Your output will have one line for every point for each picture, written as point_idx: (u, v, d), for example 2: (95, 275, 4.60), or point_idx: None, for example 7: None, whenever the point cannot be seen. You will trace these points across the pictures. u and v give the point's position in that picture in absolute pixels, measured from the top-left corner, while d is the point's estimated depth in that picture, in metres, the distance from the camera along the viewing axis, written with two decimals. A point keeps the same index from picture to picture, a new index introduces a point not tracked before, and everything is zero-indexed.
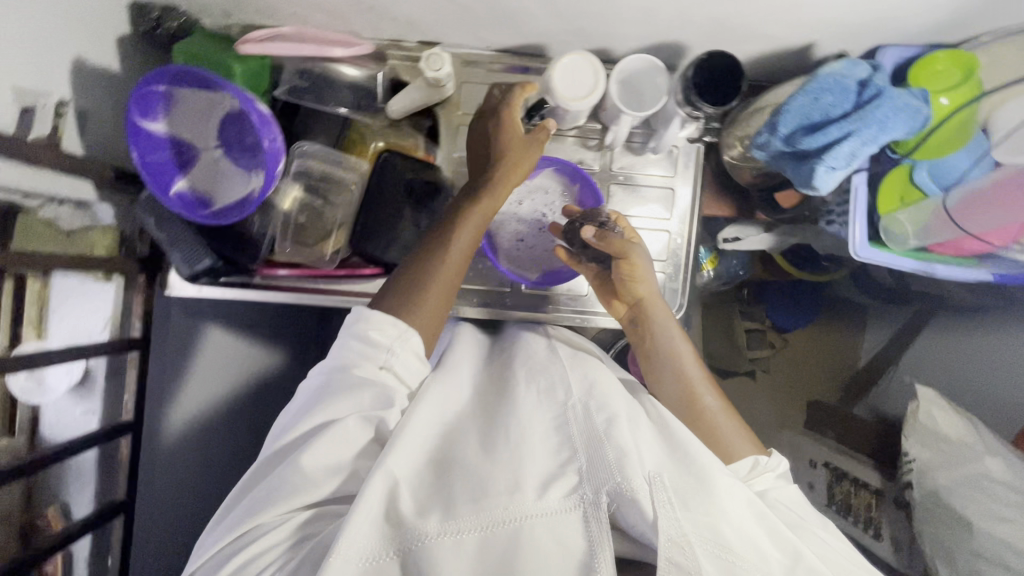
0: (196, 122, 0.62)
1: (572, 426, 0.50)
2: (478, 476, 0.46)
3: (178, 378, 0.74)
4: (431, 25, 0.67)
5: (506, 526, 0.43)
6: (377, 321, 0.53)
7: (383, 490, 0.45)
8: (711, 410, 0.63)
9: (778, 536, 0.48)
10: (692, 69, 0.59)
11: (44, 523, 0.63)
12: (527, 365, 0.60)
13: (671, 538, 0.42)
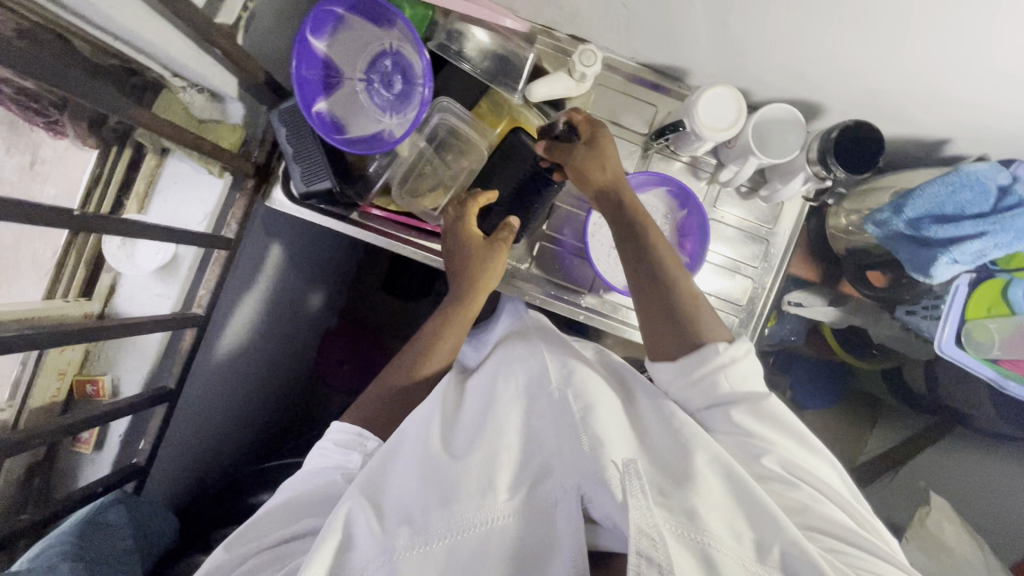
0: (352, 53, 0.65)
1: (550, 421, 0.57)
2: (453, 479, 0.52)
3: (242, 287, 0.76)
4: (591, 23, 0.69)
5: (478, 529, 0.50)
6: (342, 429, 0.62)
7: (346, 512, 0.50)
8: (688, 304, 0.60)
9: (760, 517, 0.47)
10: (838, 131, 0.60)
11: (91, 391, 0.65)
12: (517, 357, 0.65)
13: (642, 528, 0.43)
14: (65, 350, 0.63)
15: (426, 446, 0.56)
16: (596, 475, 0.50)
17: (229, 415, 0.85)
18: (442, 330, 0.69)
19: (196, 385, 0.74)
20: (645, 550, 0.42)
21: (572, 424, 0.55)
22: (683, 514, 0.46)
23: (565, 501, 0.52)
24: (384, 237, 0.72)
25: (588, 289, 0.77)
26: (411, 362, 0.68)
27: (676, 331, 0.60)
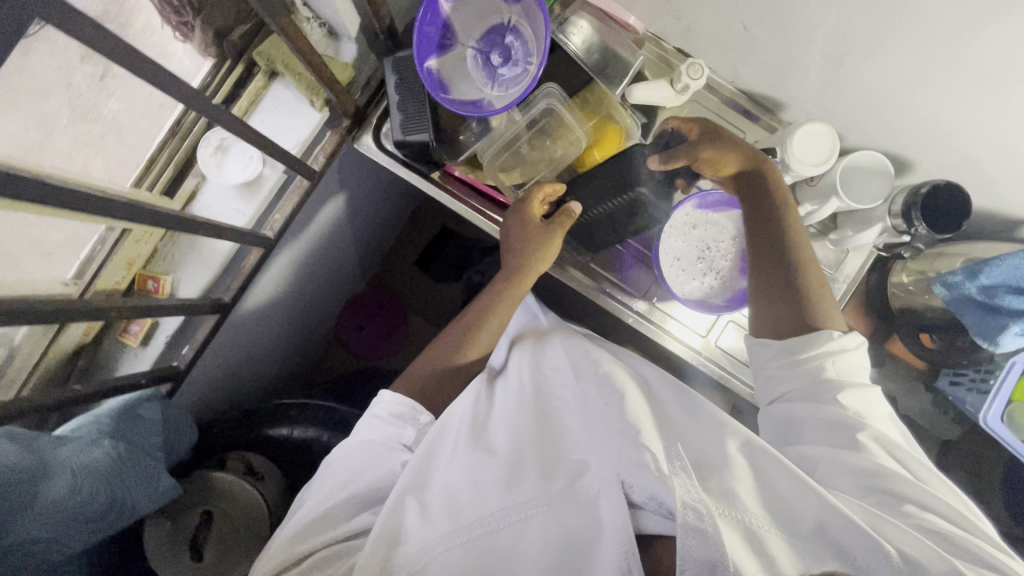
0: (472, 21, 0.66)
1: (584, 422, 0.60)
2: (495, 474, 0.57)
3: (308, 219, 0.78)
4: (702, 41, 0.71)
5: (518, 521, 0.54)
6: (391, 402, 0.63)
7: (397, 505, 0.55)
8: (805, 286, 0.65)
9: (801, 486, 0.47)
10: (929, 188, 0.62)
11: (152, 287, 0.65)
12: (547, 364, 0.70)
13: (687, 502, 0.45)
14: (138, 242, 0.64)
15: (467, 446, 0.61)
16: (632, 458, 0.52)
17: (260, 339, 0.87)
18: (481, 322, 0.70)
19: (243, 305, 0.76)
20: (691, 524, 0.44)
21: (599, 413, 0.59)
22: (721, 493, 0.47)
23: (606, 489, 0.54)
24: (458, 201, 0.74)
25: (641, 295, 0.78)
26: (450, 353, 0.69)
27: (793, 316, 0.64)
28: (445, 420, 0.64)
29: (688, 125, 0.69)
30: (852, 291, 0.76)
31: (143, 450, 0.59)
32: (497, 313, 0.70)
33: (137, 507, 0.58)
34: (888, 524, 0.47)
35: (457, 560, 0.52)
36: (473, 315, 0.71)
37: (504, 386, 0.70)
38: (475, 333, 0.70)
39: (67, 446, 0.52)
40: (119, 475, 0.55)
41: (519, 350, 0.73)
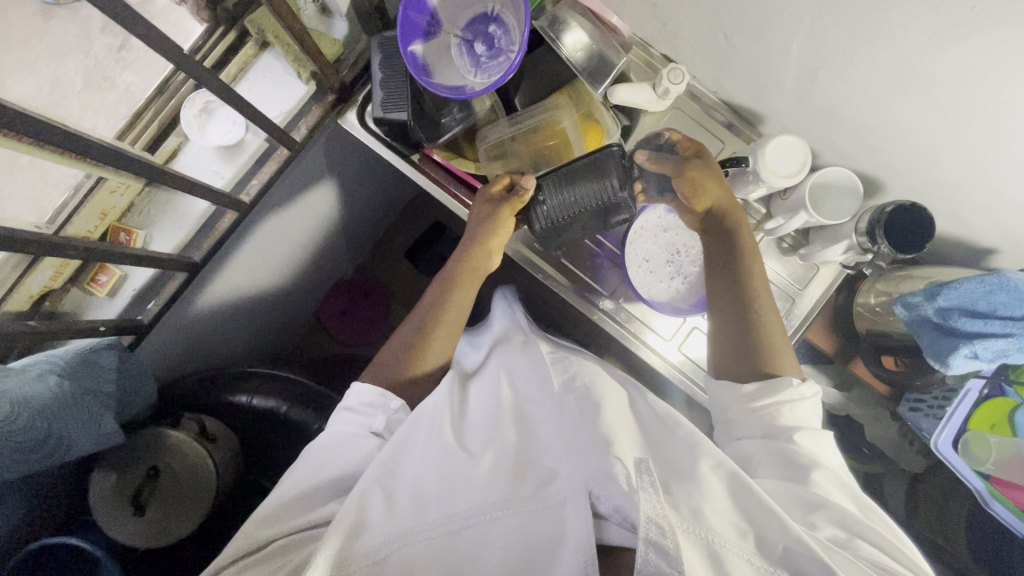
0: (458, 9, 0.68)
1: (562, 422, 0.56)
2: (466, 472, 0.53)
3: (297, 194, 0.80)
4: (686, 48, 0.73)
5: (480, 521, 0.50)
6: (364, 392, 0.62)
7: (363, 493, 0.50)
8: (759, 322, 0.65)
9: (764, 508, 0.44)
10: (893, 208, 0.63)
11: (124, 239, 0.67)
12: (522, 367, 0.68)
13: (651, 518, 0.41)
14: (113, 193, 0.65)
15: (440, 437, 0.57)
16: (601, 468, 0.48)
17: (228, 311, 0.85)
18: (438, 320, 0.69)
19: (209, 272, 0.74)
20: (652, 539, 0.40)
21: (572, 419, 0.56)
22: (688, 511, 0.44)
23: (573, 498, 0.49)
24: (436, 185, 0.76)
25: (609, 294, 0.79)
26: (403, 358, 0.67)
27: (748, 358, 0.64)
28: (419, 411, 0.59)
29: (683, 140, 0.69)
30: (820, 309, 0.77)
31: (94, 394, 0.60)
32: (459, 295, 0.70)
33: (74, 448, 0.59)
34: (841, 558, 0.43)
35: (417, 558, 0.47)
36: (434, 301, 0.70)
37: (484, 383, 0.66)
38: (437, 318, 0.69)
39: (11, 379, 0.53)
40: (61, 414, 0.56)
41: (502, 354, 0.71)
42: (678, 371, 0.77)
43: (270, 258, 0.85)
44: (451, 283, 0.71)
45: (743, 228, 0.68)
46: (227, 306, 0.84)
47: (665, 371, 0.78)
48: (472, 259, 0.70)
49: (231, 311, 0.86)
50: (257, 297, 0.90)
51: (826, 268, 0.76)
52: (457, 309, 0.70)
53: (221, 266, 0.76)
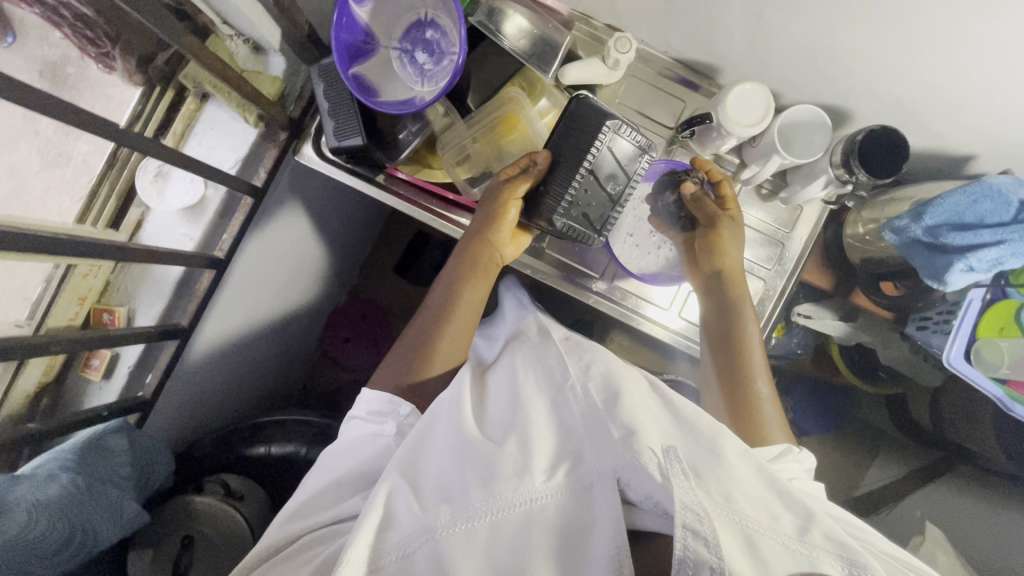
0: (391, 21, 0.67)
1: (578, 404, 0.54)
2: (492, 461, 0.51)
3: (274, 237, 0.80)
4: (628, 13, 0.71)
5: (518, 507, 0.48)
6: (370, 399, 0.63)
7: (387, 492, 0.50)
8: (752, 391, 0.67)
9: (789, 498, 0.44)
10: (863, 136, 0.62)
11: (108, 319, 0.65)
12: (539, 353, 0.65)
13: (686, 504, 0.40)
14: (87, 276, 0.63)
15: (459, 428, 0.55)
16: (630, 459, 0.47)
17: (230, 364, 0.85)
18: (441, 325, 0.68)
19: (202, 331, 0.74)
20: (689, 525, 0.39)
21: (598, 414, 0.52)
22: (719, 495, 0.42)
23: (601, 482, 0.48)
24: (407, 202, 0.75)
25: (600, 275, 0.78)
26: (405, 367, 0.67)
27: (739, 421, 0.65)
28: (436, 410, 0.59)
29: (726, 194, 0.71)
30: (810, 249, 0.77)
31: (108, 480, 0.60)
32: (468, 294, 0.70)
33: (104, 536, 0.59)
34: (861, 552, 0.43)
35: (449, 553, 0.46)
36: (446, 302, 0.70)
37: (501, 372, 0.65)
38: (449, 320, 0.69)
39: (21, 486, 0.53)
40: (78, 508, 0.55)
41: (516, 348, 0.68)
42: (682, 337, 0.78)
43: (259, 306, 0.85)
44: (460, 278, 0.70)
45: (744, 300, 0.70)
46: (231, 359, 0.84)
47: (671, 339, 0.78)
48: (480, 250, 0.69)
49: (236, 363, 0.87)
50: (258, 342, 0.90)
51: (809, 207, 0.76)
52: (467, 305, 0.70)
53: (216, 319, 0.76)
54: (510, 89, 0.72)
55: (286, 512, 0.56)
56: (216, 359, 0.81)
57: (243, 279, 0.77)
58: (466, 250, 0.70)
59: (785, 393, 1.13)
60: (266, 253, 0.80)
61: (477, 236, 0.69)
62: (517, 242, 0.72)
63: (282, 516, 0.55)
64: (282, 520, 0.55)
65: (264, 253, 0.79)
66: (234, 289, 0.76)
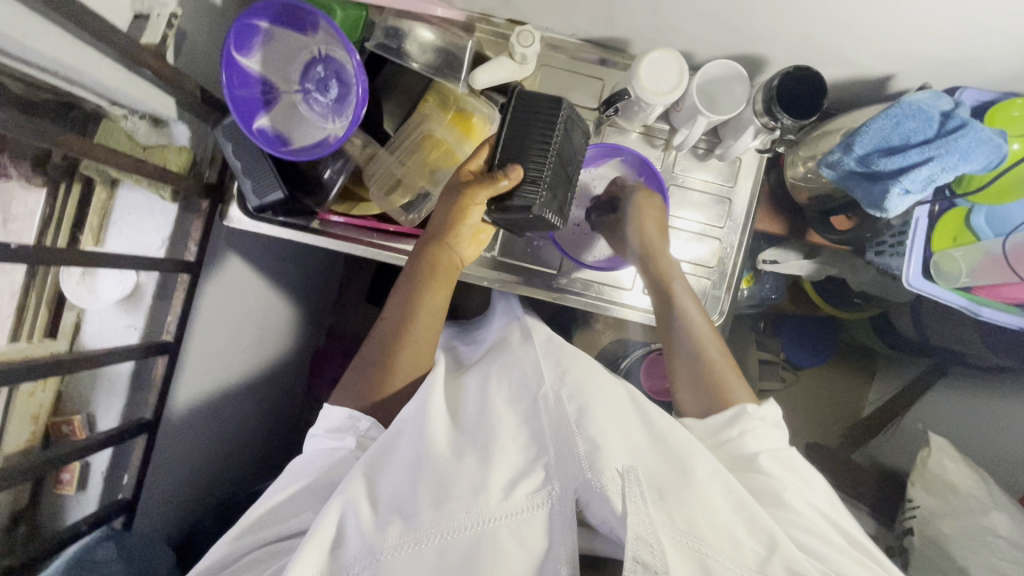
0: (285, 64, 0.64)
1: (545, 415, 0.55)
2: (448, 476, 0.50)
3: (225, 304, 0.78)
4: (525, 4, 0.69)
5: (469, 530, 0.47)
6: (330, 415, 0.63)
7: (339, 508, 0.50)
8: (709, 361, 0.67)
9: (754, 524, 0.48)
10: (779, 80, 0.61)
11: (68, 430, 0.64)
12: (515, 363, 0.64)
13: (639, 534, 0.43)
14: (34, 393, 0.61)
15: (421, 441, 0.54)
16: (585, 478, 0.48)
17: (214, 437, 0.83)
18: (398, 337, 0.66)
19: (168, 421, 0.72)
20: (643, 556, 0.42)
21: (567, 426, 0.53)
22: (683, 521, 0.46)
23: (558, 500, 0.48)
24: (346, 241, 0.73)
25: (557, 271, 0.77)
26: (364, 387, 0.65)
27: (698, 393, 0.66)
28: (402, 423, 0.58)
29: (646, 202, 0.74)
30: (757, 199, 0.77)
31: None
32: (427, 298, 0.67)
33: None
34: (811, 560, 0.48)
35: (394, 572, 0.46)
36: (402, 305, 0.67)
37: (467, 388, 0.64)
38: (410, 326, 0.66)
39: None
40: None
41: (491, 360, 0.68)
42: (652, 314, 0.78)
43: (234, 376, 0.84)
44: (417, 281, 0.67)
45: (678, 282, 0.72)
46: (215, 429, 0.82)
47: (641, 318, 0.78)
48: (437, 253, 0.67)
49: (222, 431, 0.85)
50: (240, 407, 0.89)
51: (747, 158, 0.76)
52: (427, 311, 0.67)
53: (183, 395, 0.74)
54: (425, 105, 0.72)
55: (242, 522, 0.56)
56: (196, 434, 0.78)
57: (202, 356, 0.76)
58: (421, 255, 0.67)
59: (774, 334, 1.15)
60: (221, 321, 0.78)
61: (434, 240, 0.66)
62: (475, 243, 0.70)
63: (240, 526, 0.56)
64: (240, 530, 0.55)
65: (218, 320, 0.77)
66: (191, 365, 0.74)
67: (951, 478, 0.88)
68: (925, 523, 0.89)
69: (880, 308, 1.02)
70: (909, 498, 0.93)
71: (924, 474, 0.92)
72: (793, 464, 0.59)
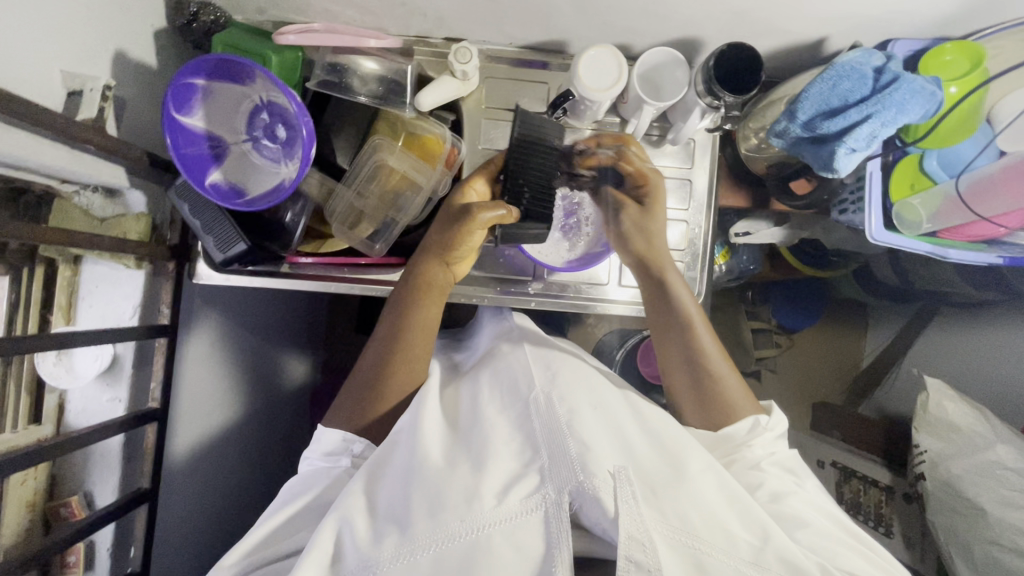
0: (228, 117, 0.65)
1: (535, 421, 0.56)
2: (440, 486, 0.50)
3: (222, 356, 0.79)
4: (457, 21, 0.70)
5: (464, 538, 0.47)
6: (326, 437, 0.62)
7: (335, 526, 0.50)
8: (710, 371, 0.66)
9: (747, 518, 0.49)
10: (714, 60, 0.62)
11: (67, 512, 0.64)
12: (510, 368, 0.64)
13: (632, 534, 0.43)
14: (25, 481, 0.62)
15: (416, 454, 0.54)
16: (574, 478, 0.48)
17: (230, 487, 0.82)
18: (391, 355, 0.66)
19: (171, 487, 0.71)
20: (636, 558, 0.42)
21: (559, 429, 0.54)
22: (675, 516, 0.46)
23: (551, 506, 0.48)
24: (320, 280, 0.73)
25: (531, 277, 0.78)
26: (361, 406, 0.64)
27: (704, 403, 0.66)
28: (397, 433, 0.59)
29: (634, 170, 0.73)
30: (716, 176, 0.77)
31: None
32: (422, 311, 0.67)
33: None
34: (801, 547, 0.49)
35: None
36: (398, 319, 0.67)
37: (460, 398, 0.64)
38: (406, 339, 0.66)
39: None
40: None
41: (488, 365, 0.67)
42: (633, 304, 0.78)
43: (246, 424, 0.84)
44: (413, 296, 0.67)
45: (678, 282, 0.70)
46: (224, 479, 0.80)
47: (626, 310, 0.79)
48: (434, 269, 0.68)
49: (237, 477, 0.83)
50: (252, 457, 0.87)
51: (700, 138, 0.77)
52: (421, 324, 0.67)
53: (184, 456, 0.72)
54: (371, 137, 0.72)
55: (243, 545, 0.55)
56: (206, 487, 0.77)
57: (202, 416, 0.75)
58: (415, 275, 0.68)
59: (762, 302, 1.15)
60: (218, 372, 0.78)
61: (431, 256, 0.67)
62: (468, 259, 0.72)
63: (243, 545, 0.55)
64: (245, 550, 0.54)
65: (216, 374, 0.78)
66: (191, 425, 0.73)
67: (952, 418, 0.89)
68: (934, 467, 0.89)
69: (858, 262, 1.03)
70: (915, 444, 0.93)
71: (924, 419, 0.92)
72: (793, 467, 0.61)
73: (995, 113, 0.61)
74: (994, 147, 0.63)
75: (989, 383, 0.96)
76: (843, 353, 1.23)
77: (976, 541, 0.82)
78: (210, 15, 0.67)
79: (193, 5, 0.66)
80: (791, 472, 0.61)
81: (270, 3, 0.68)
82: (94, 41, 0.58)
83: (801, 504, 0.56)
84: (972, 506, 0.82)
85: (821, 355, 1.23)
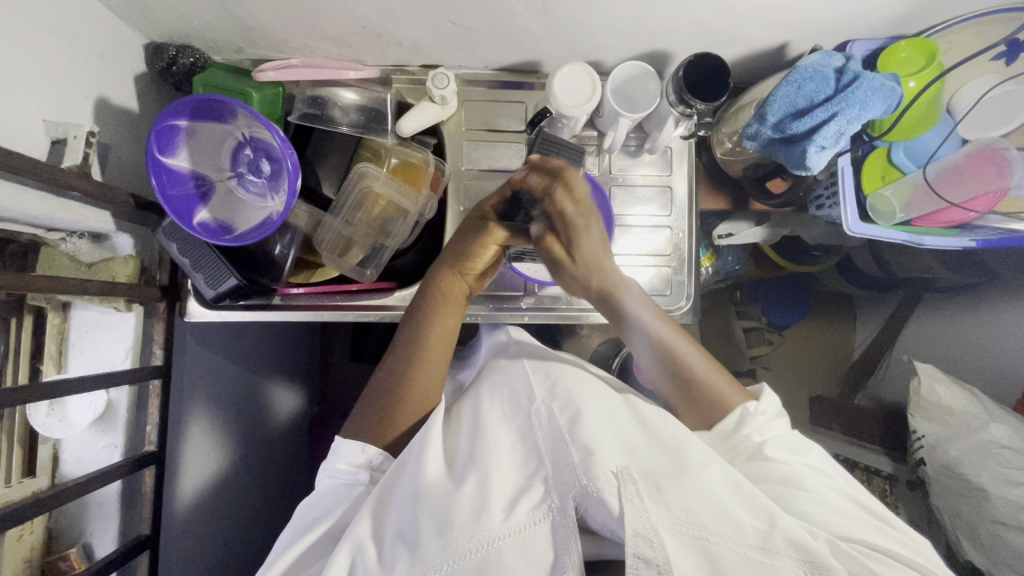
0: (212, 154, 0.65)
1: (538, 431, 0.57)
2: (448, 505, 0.50)
3: (222, 387, 0.79)
4: (433, 49, 0.72)
5: (475, 554, 0.47)
6: (345, 452, 0.61)
7: (350, 550, 0.50)
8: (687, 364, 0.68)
9: (754, 505, 0.49)
10: (682, 70, 0.64)
11: (65, 565, 0.64)
12: (511, 379, 0.65)
13: (638, 530, 0.44)
14: (21, 537, 0.62)
15: (421, 473, 0.54)
16: (580, 484, 0.49)
17: (228, 518, 0.79)
18: (413, 359, 0.66)
19: (172, 532, 0.69)
20: (643, 553, 0.43)
21: (561, 436, 0.55)
22: (682, 511, 0.47)
23: (560, 513, 0.48)
24: (313, 309, 0.74)
25: (523, 292, 0.79)
26: (375, 425, 0.63)
27: (692, 402, 0.67)
28: (406, 452, 0.58)
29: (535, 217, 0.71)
30: (694, 181, 0.79)
31: None
32: (436, 327, 0.68)
33: None
34: (805, 526, 0.50)
35: None
36: (412, 334, 0.67)
37: (466, 412, 0.64)
38: (420, 354, 0.66)
39: None
40: None
41: (489, 380, 0.67)
42: None
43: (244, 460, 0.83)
44: (431, 311, 0.68)
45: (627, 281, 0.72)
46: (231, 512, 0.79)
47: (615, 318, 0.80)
48: (452, 284, 0.70)
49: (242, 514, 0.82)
50: (253, 486, 0.86)
51: (676, 145, 0.79)
52: (438, 340, 0.68)
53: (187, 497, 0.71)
54: (358, 165, 0.72)
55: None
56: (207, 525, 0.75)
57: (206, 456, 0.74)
58: (434, 288, 0.69)
59: (751, 301, 1.16)
60: (222, 402, 0.78)
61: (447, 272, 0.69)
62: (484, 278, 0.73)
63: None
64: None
65: (218, 407, 0.77)
66: (190, 461, 0.72)
67: (944, 401, 0.90)
68: (934, 451, 0.89)
69: (840, 255, 1.05)
70: (913, 430, 0.95)
71: (918, 404, 0.93)
72: (797, 445, 0.60)
73: (954, 103, 0.66)
74: (956, 136, 0.67)
75: (981, 364, 0.98)
76: (835, 345, 1.25)
77: (981, 521, 0.82)
78: (187, 56, 0.68)
79: (171, 48, 0.67)
80: (796, 452, 0.60)
81: (247, 41, 0.69)
82: (74, 89, 0.58)
83: (815, 484, 0.56)
84: (973, 487, 0.83)
85: (812, 349, 1.25)
